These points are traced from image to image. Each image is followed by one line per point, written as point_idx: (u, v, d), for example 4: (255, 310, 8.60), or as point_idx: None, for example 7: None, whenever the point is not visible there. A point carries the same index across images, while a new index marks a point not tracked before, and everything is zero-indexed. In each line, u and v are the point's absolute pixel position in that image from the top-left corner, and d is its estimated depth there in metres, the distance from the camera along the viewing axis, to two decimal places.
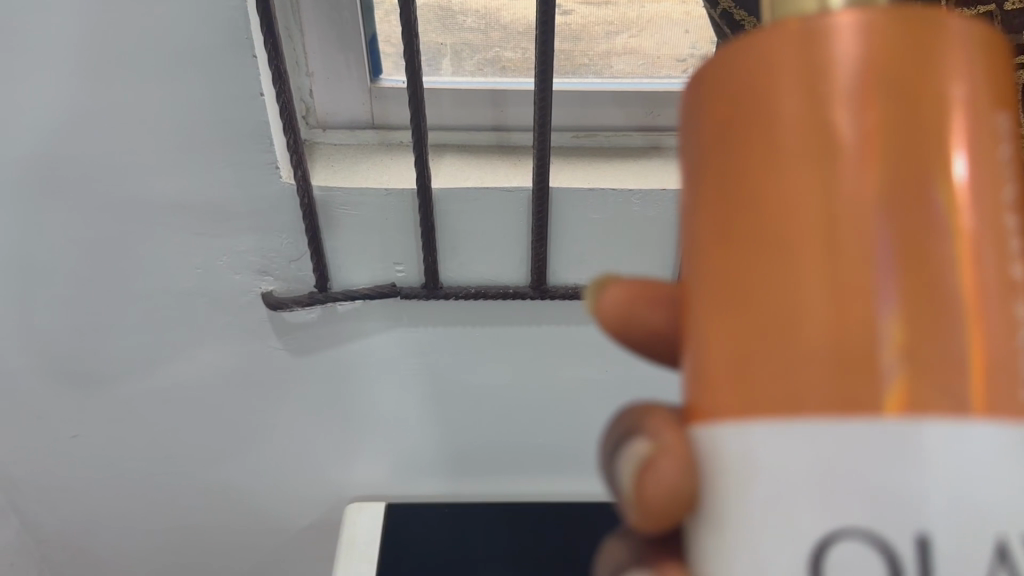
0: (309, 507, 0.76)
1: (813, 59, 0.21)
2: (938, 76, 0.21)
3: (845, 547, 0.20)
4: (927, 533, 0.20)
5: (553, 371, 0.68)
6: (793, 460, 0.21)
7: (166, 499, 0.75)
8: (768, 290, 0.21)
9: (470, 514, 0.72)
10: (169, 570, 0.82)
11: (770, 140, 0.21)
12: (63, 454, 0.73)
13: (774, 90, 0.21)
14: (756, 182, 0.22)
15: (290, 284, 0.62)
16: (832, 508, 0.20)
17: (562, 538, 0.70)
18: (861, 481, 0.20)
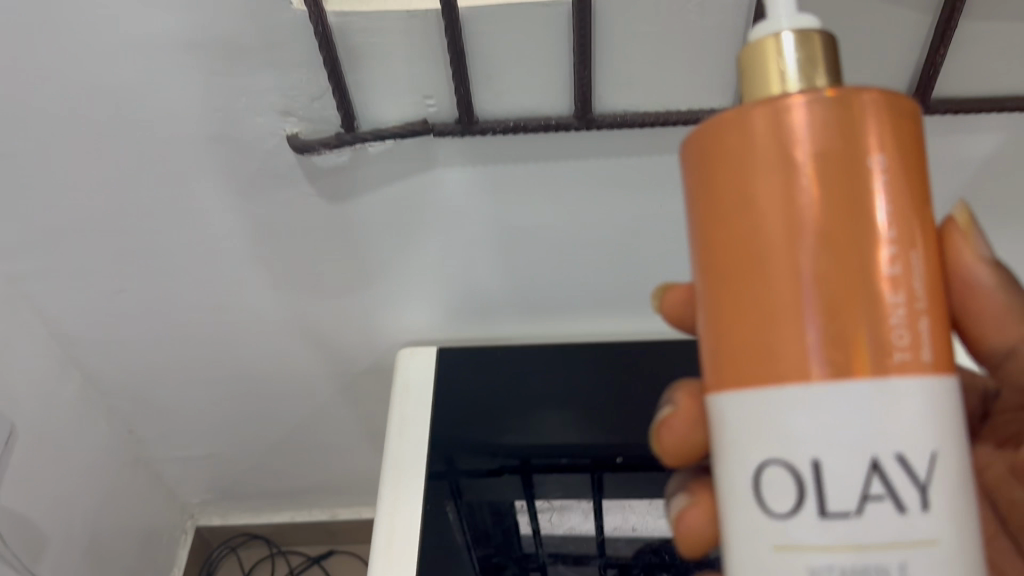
0: (363, 346, 0.77)
1: (761, 133, 0.31)
2: (844, 132, 0.31)
3: (777, 475, 0.31)
4: (818, 460, 0.30)
5: (602, 209, 0.63)
6: (752, 413, 0.32)
7: (224, 343, 0.76)
8: (740, 306, 0.32)
9: (520, 356, 0.75)
10: (233, 411, 0.85)
11: (737, 191, 0.32)
12: (115, 308, 0.72)
13: (736, 157, 0.32)
14: (730, 222, 0.32)
15: (315, 126, 0.57)
16: (769, 447, 0.31)
17: (610, 374, 0.73)
18: (787, 424, 0.31)
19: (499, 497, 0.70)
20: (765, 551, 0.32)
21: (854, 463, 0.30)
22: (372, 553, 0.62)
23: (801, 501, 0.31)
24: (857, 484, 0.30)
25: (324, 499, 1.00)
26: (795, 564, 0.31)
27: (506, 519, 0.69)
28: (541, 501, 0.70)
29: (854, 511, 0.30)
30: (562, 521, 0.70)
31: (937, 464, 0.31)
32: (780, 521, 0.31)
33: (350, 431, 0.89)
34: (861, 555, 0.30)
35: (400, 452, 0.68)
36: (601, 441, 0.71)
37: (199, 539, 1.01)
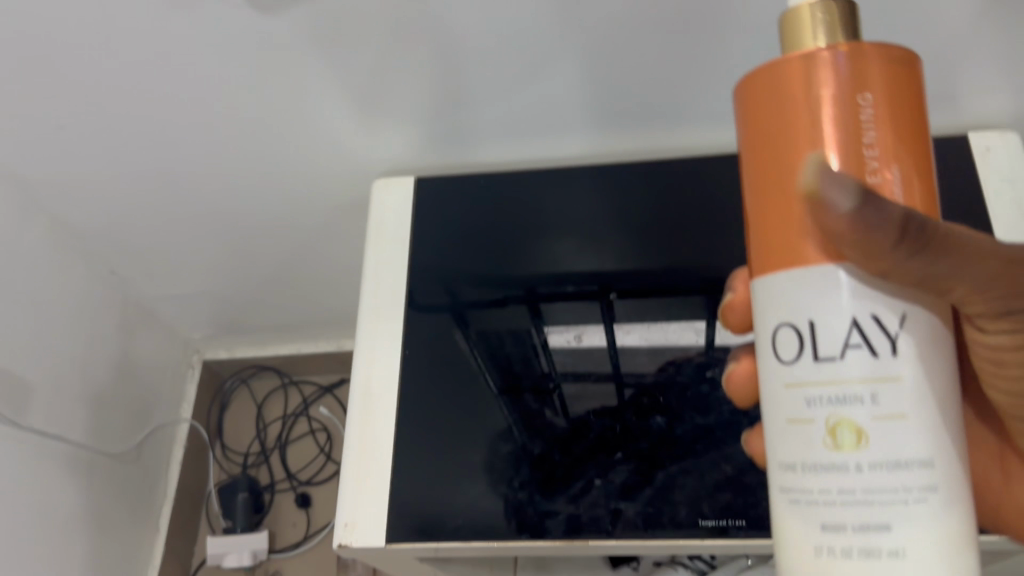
0: (337, 185, 0.69)
1: (794, 72, 0.28)
2: (864, 74, 0.28)
3: (787, 342, 0.29)
4: (813, 319, 0.28)
5: (611, 45, 0.50)
6: (783, 314, 0.29)
7: (184, 190, 0.69)
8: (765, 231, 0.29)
9: (506, 180, 0.67)
10: (213, 248, 0.79)
11: (777, 127, 0.29)
12: (53, 160, 0.63)
13: (776, 95, 0.29)
14: (768, 155, 0.29)
15: None
16: (785, 315, 0.29)
17: (613, 189, 0.65)
18: (806, 312, 0.28)
19: (513, 327, 0.63)
20: (773, 397, 0.29)
21: (842, 319, 0.27)
22: (351, 395, 0.60)
23: (799, 349, 0.28)
24: (839, 334, 0.27)
25: (326, 331, 0.97)
26: (795, 404, 0.28)
27: (527, 348, 0.62)
28: (551, 330, 0.63)
29: (836, 356, 0.27)
30: (573, 334, 0.62)
31: (911, 325, 0.28)
32: (782, 371, 0.29)
33: (339, 266, 0.84)
34: (845, 391, 0.27)
35: (380, 292, 0.64)
36: (605, 268, 0.63)
37: (208, 371, 1.01)
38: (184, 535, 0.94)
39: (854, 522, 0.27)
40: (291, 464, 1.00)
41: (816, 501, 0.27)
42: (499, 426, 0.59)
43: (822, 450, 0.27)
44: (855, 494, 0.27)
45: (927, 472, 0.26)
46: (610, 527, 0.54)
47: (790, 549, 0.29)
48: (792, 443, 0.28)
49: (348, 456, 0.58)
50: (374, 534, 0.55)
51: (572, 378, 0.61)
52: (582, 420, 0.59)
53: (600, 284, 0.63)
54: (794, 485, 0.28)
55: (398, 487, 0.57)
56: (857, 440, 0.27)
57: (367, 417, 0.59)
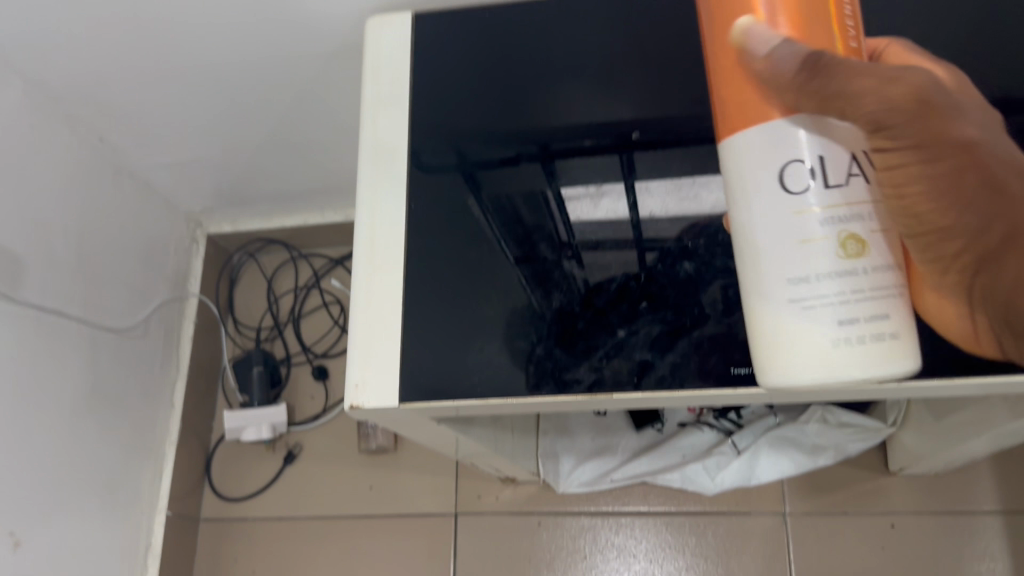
0: (328, 29, 0.63)
1: None
2: None
3: (790, 173, 0.31)
4: (821, 155, 0.31)
5: None
6: (767, 158, 0.31)
7: (163, 39, 0.63)
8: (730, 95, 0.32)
9: (512, 16, 0.62)
10: (204, 110, 0.74)
11: (731, 8, 0.32)
12: (20, 18, 0.58)
13: None
14: (729, 32, 0.32)
15: None
16: (783, 152, 0.31)
17: (628, 25, 0.59)
18: (796, 145, 0.31)
19: (527, 190, 0.59)
20: (769, 227, 0.31)
21: (841, 153, 0.31)
22: (354, 248, 0.56)
23: (809, 181, 0.30)
24: (844, 165, 0.31)
25: (331, 201, 0.93)
26: (803, 227, 0.30)
27: (541, 213, 0.58)
28: (567, 191, 0.58)
29: (843, 185, 0.30)
30: (593, 204, 0.57)
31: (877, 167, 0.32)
32: (787, 201, 0.31)
33: (338, 124, 0.78)
34: (847, 211, 0.30)
35: (382, 142, 0.59)
36: (622, 118, 0.58)
37: (213, 246, 0.98)
38: (197, 411, 0.93)
39: (865, 314, 0.30)
40: (306, 337, 0.97)
41: (829, 305, 0.30)
42: (515, 297, 0.55)
43: (832, 261, 0.30)
44: (863, 291, 0.30)
45: (897, 278, 0.31)
46: (637, 379, 0.51)
47: (798, 354, 0.30)
48: (801, 260, 0.30)
49: (354, 310, 0.54)
50: (385, 389, 0.52)
51: (591, 245, 0.56)
52: (601, 287, 0.55)
53: (620, 129, 0.58)
54: (805, 292, 0.30)
55: (410, 334, 0.53)
56: (860, 250, 0.30)
57: (372, 272, 0.55)
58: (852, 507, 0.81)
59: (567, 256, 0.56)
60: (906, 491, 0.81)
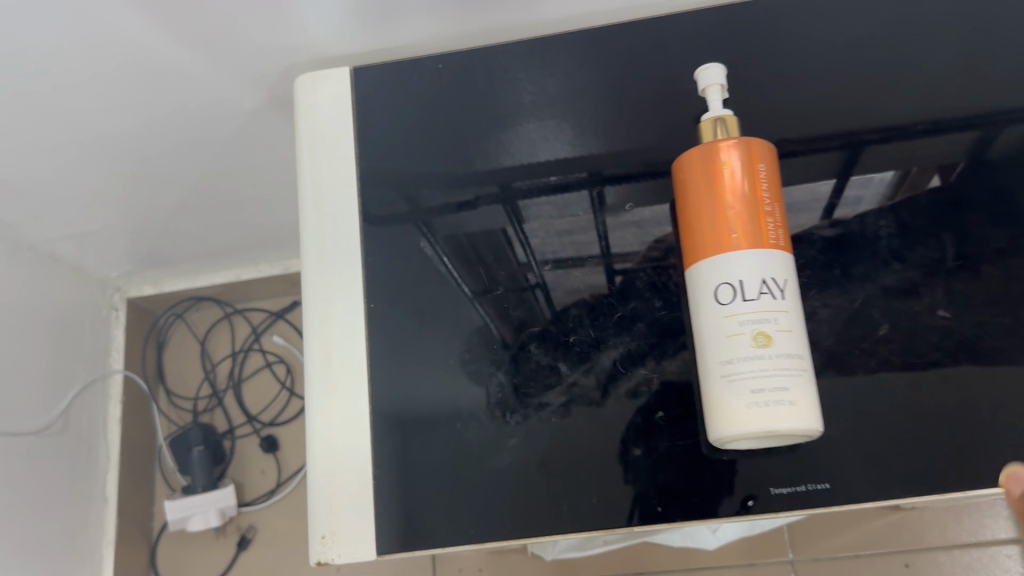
0: (247, 74, 0.53)
1: (704, 154, 0.42)
2: (742, 153, 0.42)
3: (724, 289, 0.40)
4: (741, 278, 0.40)
5: None
6: (711, 284, 0.41)
7: (38, 98, 0.52)
8: (704, 240, 0.41)
9: (470, 62, 0.53)
10: (115, 177, 0.64)
11: (695, 185, 0.42)
12: None
13: (696, 166, 0.42)
14: (695, 200, 0.42)
15: None
16: (712, 269, 0.41)
17: (608, 67, 0.52)
18: (727, 268, 0.40)
19: (487, 228, 0.51)
20: (712, 333, 0.40)
21: (759, 270, 0.40)
22: (307, 368, 0.48)
23: (732, 293, 0.40)
24: (757, 279, 0.40)
25: (269, 253, 0.83)
26: (731, 326, 0.40)
27: (503, 251, 0.50)
28: (534, 233, 0.51)
29: (757, 297, 0.39)
30: (555, 244, 0.50)
31: (790, 285, 0.40)
32: (719, 310, 0.40)
33: (275, 183, 0.69)
34: (762, 314, 0.39)
35: (325, 226, 0.50)
36: (603, 173, 0.51)
37: (135, 311, 0.87)
38: (135, 500, 0.83)
39: (772, 388, 0.38)
40: (249, 404, 0.88)
41: (744, 381, 0.39)
42: (474, 327, 0.49)
43: (748, 350, 0.39)
44: (770, 372, 0.38)
45: (804, 363, 0.39)
46: (661, 507, 0.44)
47: (731, 420, 0.39)
48: (728, 351, 0.40)
49: (312, 457, 0.46)
50: (360, 546, 0.45)
51: (549, 263, 0.50)
52: (573, 343, 0.48)
53: (613, 200, 0.50)
54: (730, 375, 0.39)
55: (381, 485, 0.46)
56: (769, 342, 0.39)
57: (329, 401, 0.47)
58: (865, 546, 0.76)
59: (531, 282, 0.49)
60: (922, 532, 0.75)
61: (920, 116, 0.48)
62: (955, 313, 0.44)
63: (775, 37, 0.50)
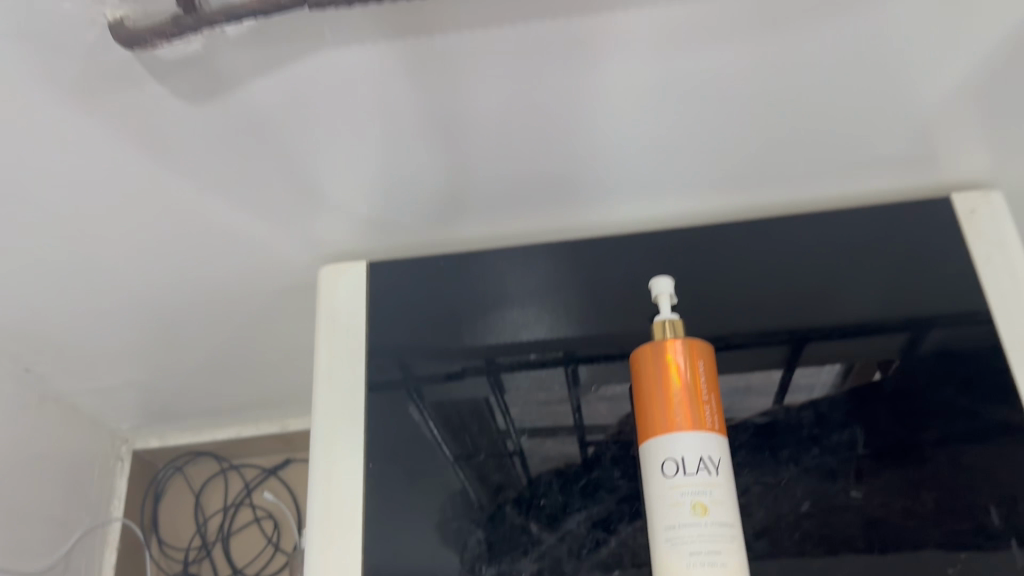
0: (275, 261, 0.63)
1: (655, 348, 0.52)
2: (688, 349, 0.51)
3: (668, 463, 0.48)
4: (682, 455, 0.48)
5: (563, 96, 0.49)
6: (659, 458, 0.49)
7: (93, 271, 0.61)
8: (656, 417, 0.50)
9: (469, 264, 0.63)
10: (144, 339, 0.72)
11: (646, 374, 0.51)
12: None
13: (649, 358, 0.52)
14: (646, 384, 0.51)
15: (146, 6, 0.40)
16: (659, 446, 0.49)
17: (587, 270, 0.62)
18: (672, 445, 0.48)
19: (471, 399, 0.59)
20: (657, 502, 0.48)
21: (698, 449, 0.48)
22: (306, 529, 0.54)
23: (674, 467, 0.48)
24: (695, 457, 0.48)
25: (268, 411, 0.91)
26: (672, 495, 0.47)
27: (485, 421, 0.58)
28: (514, 405, 0.59)
29: (696, 473, 0.47)
30: (535, 415, 0.58)
31: (724, 465, 0.49)
32: (663, 481, 0.48)
33: (285, 352, 0.78)
34: (699, 487, 0.47)
35: (332, 396, 0.59)
36: (574, 352, 0.60)
37: (137, 462, 0.93)
38: None
39: (705, 550, 0.45)
40: (235, 559, 0.92)
41: (683, 543, 0.46)
42: (454, 490, 0.56)
43: (687, 517, 0.47)
44: (705, 536, 0.46)
45: (736, 533, 0.47)
46: None
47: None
48: (670, 517, 0.47)
49: None
50: None
51: (523, 433, 0.58)
52: (540, 503, 0.55)
53: (585, 378, 0.59)
54: (671, 537, 0.46)
55: None
56: (705, 512, 0.46)
57: (330, 544, 0.54)
58: None
59: (511, 450, 0.57)
60: None
61: (836, 321, 0.58)
62: (866, 495, 0.52)
63: (715, 251, 0.61)
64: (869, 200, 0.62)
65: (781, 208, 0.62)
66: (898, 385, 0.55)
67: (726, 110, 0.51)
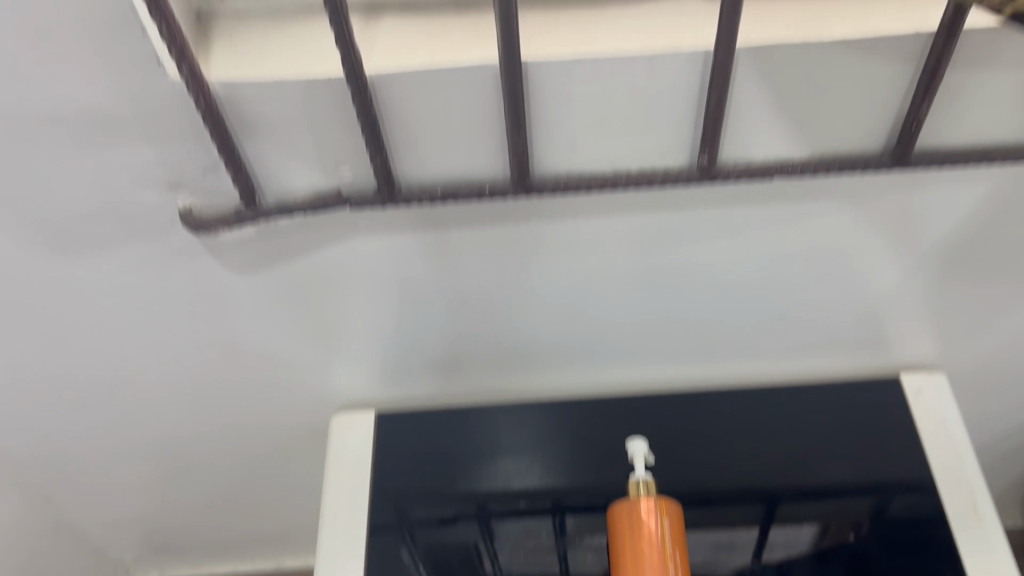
0: (290, 411, 0.69)
1: (627, 504, 0.57)
2: (655, 505, 0.57)
3: None
4: None
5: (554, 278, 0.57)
6: None
7: (125, 417, 0.67)
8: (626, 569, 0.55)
9: (466, 417, 0.69)
10: (158, 478, 0.77)
11: (619, 527, 0.57)
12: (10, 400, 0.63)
13: (621, 513, 0.57)
14: (619, 538, 0.56)
15: (213, 199, 0.49)
16: None
17: (576, 428, 0.68)
18: None
19: (460, 543, 0.64)
20: None
21: None
22: None
23: None
24: None
25: (264, 549, 0.94)
26: None
27: (473, 565, 0.63)
28: (502, 552, 0.63)
29: None
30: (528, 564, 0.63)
31: None
32: None
33: (288, 493, 0.82)
34: None
35: (333, 539, 0.64)
36: (563, 501, 0.64)
37: None
38: None
39: None
40: None
41: None
42: None
43: None
44: None
45: None
46: None
47: None
48: None
49: None
50: None
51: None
52: None
53: (571, 528, 0.63)
54: None
55: None
56: None
57: None
58: None
59: None
60: None
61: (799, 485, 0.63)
62: None
63: (693, 416, 0.67)
64: (828, 375, 0.69)
65: (749, 380, 0.69)
66: (852, 551, 0.60)
67: (698, 295, 0.59)
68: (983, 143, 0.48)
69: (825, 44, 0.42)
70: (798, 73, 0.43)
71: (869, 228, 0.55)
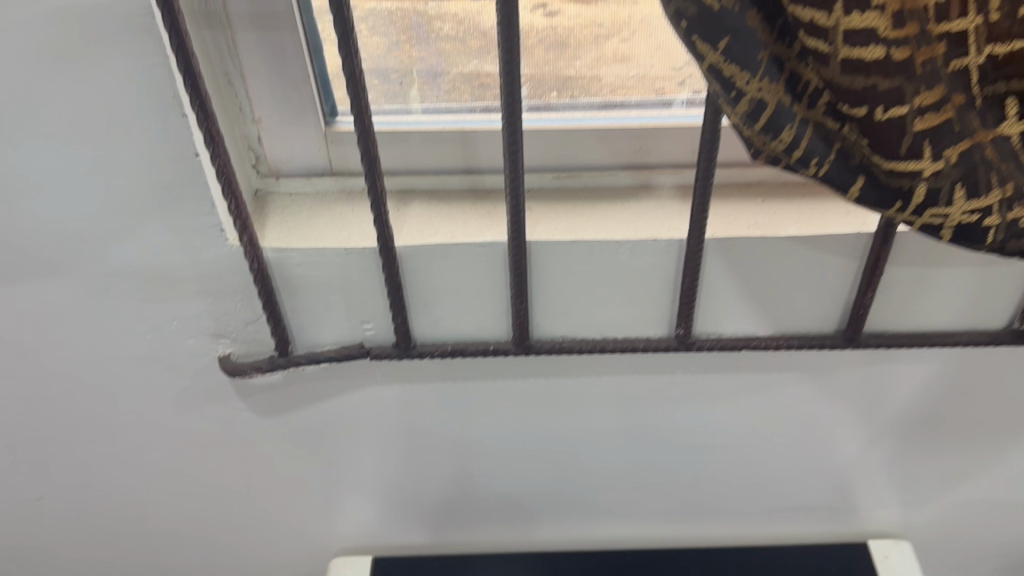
0: (292, 553, 0.73)
1: None
2: None
3: None
4: None
5: (548, 432, 0.62)
6: None
7: (138, 552, 0.71)
8: None
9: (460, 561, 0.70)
10: None
11: None
12: (34, 526, 0.67)
13: None
14: None
15: (250, 348, 0.55)
16: None
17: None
18: None
19: None
20: None
21: None
22: None
23: None
24: None
25: None
26: None
27: None
28: None
29: None
30: None
31: None
32: None
33: None
34: None
35: None
36: None
37: None
38: None
39: None
40: None
41: None
42: None
43: None
44: None
45: None
46: None
47: None
48: None
49: None
50: None
51: None
52: None
53: None
54: None
55: None
56: None
57: None
58: None
59: None
60: None
61: None
62: None
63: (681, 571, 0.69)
64: (804, 539, 0.73)
65: (730, 540, 0.73)
66: None
67: (680, 455, 0.65)
68: (926, 327, 0.56)
69: (780, 241, 0.50)
70: (761, 263, 0.51)
71: (831, 401, 0.61)
